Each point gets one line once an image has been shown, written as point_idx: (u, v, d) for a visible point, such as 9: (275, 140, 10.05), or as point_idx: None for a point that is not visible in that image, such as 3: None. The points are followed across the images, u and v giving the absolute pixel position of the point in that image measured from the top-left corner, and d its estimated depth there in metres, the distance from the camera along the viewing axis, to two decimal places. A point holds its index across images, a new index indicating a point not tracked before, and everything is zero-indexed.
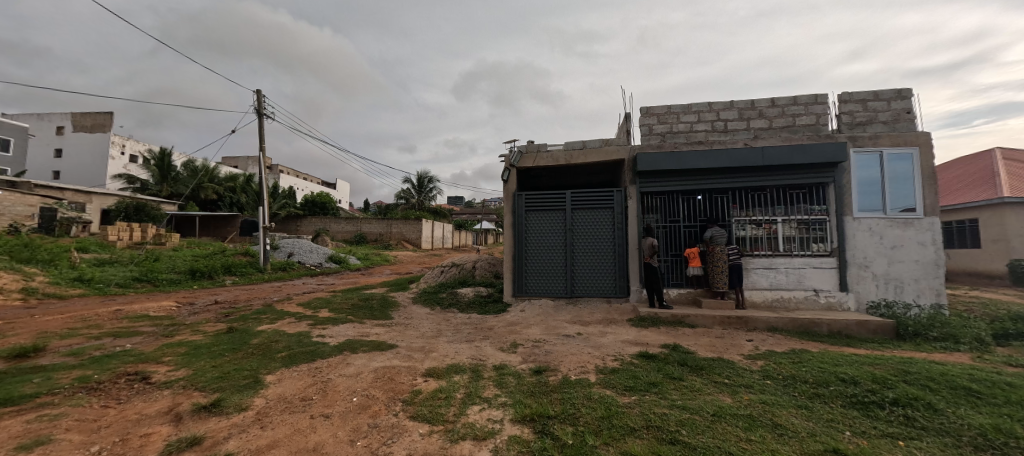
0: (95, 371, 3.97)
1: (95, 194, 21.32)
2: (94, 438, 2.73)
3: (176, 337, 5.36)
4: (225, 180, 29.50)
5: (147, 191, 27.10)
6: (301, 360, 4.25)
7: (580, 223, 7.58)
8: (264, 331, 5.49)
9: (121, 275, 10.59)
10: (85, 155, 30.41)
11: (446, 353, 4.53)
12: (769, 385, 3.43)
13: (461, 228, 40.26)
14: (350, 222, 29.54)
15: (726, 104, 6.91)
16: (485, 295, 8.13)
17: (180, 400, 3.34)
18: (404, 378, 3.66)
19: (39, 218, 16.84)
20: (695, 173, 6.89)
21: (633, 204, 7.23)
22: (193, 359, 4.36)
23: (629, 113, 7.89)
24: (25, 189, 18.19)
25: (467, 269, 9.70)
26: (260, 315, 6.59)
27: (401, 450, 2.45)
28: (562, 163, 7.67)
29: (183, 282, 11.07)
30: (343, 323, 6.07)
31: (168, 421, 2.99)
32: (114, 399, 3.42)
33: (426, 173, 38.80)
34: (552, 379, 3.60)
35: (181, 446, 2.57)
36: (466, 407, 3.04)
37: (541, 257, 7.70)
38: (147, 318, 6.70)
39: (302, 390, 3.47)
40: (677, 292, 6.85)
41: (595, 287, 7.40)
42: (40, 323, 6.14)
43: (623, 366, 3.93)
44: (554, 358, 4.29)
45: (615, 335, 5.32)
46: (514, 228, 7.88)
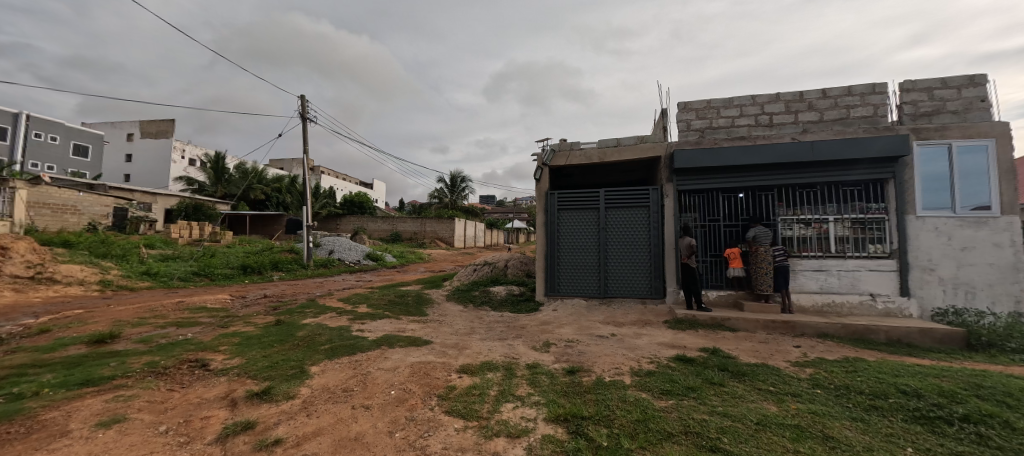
0: (162, 357, 4.34)
1: (160, 195, 23.23)
2: (162, 418, 2.98)
3: (231, 328, 5.75)
4: (272, 181, 31.29)
5: (204, 192, 29.25)
6: (342, 353, 4.44)
7: (615, 223, 7.44)
8: (308, 324, 5.79)
9: (182, 269, 11.51)
10: (151, 160, 33.23)
11: (479, 350, 4.59)
12: (819, 395, 3.23)
13: (493, 227, 40.63)
14: (386, 221, 30.52)
15: (771, 97, 6.56)
16: (517, 294, 8.16)
17: (235, 387, 3.58)
18: (438, 374, 3.74)
19: (112, 217, 18.65)
20: (737, 170, 6.59)
21: (670, 202, 7.02)
22: (245, 349, 4.67)
23: (666, 108, 7.67)
24: (102, 190, 20.13)
25: (499, 268, 9.77)
26: (305, 309, 6.94)
27: (437, 444, 2.51)
28: (595, 161, 7.55)
29: (235, 277, 11.87)
30: (381, 319, 6.28)
31: (225, 406, 3.21)
32: (178, 383, 3.73)
33: (458, 172, 39.48)
34: (585, 380, 3.55)
35: (236, 429, 2.76)
36: (500, 404, 3.06)
37: (574, 256, 7.63)
38: (205, 309, 7.24)
39: (344, 381, 3.62)
40: (717, 294, 6.57)
41: (630, 288, 7.25)
42: (116, 312, 6.78)
43: (659, 369, 3.83)
44: (588, 358, 4.23)
45: (650, 337, 5.19)
46: (547, 227, 7.85)
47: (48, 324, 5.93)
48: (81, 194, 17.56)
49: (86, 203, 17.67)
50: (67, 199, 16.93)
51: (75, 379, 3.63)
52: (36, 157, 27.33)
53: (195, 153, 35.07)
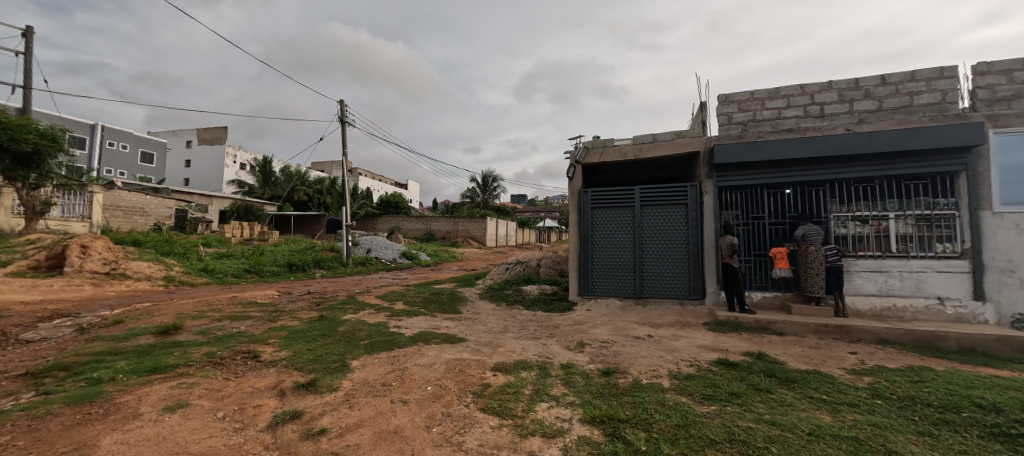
0: (219, 348, 4.67)
1: (215, 198, 24.99)
2: (219, 405, 3.20)
3: (278, 322, 6.08)
4: (314, 183, 32.84)
5: (253, 194, 31.19)
6: (380, 348, 4.58)
7: (650, 221, 7.24)
8: (349, 320, 6.03)
9: (235, 266, 12.32)
10: (207, 165, 35.83)
11: (513, 349, 4.60)
12: (879, 406, 2.99)
13: (524, 226, 40.70)
14: (420, 220, 31.25)
15: (822, 85, 6.14)
16: (550, 293, 8.10)
17: (283, 378, 3.78)
18: (473, 372, 3.78)
19: (175, 219, 20.28)
20: (783, 164, 6.23)
21: (709, 200, 6.75)
22: (292, 342, 4.92)
23: (704, 102, 7.38)
24: (165, 194, 21.93)
25: (532, 267, 9.76)
26: (345, 306, 7.22)
27: (473, 440, 2.54)
28: (630, 158, 7.37)
29: (282, 274, 12.57)
30: (417, 316, 6.43)
31: (274, 395, 3.41)
32: (233, 373, 3.99)
33: (490, 172, 39.81)
34: (622, 382, 3.47)
35: (286, 418, 2.92)
36: (534, 403, 3.05)
37: (608, 256, 7.49)
38: (255, 304, 7.71)
39: (383, 376, 3.74)
40: (762, 296, 6.25)
41: (667, 288, 7.02)
42: (178, 305, 7.36)
43: (700, 373, 3.67)
44: (624, 360, 4.13)
45: (689, 339, 5.00)
46: (580, 226, 7.75)
47: (122, 316, 6.53)
48: (148, 197, 19.20)
49: (152, 205, 19.30)
50: (136, 202, 18.57)
51: (144, 367, 3.96)
52: (111, 164, 30.22)
53: (245, 158, 37.44)
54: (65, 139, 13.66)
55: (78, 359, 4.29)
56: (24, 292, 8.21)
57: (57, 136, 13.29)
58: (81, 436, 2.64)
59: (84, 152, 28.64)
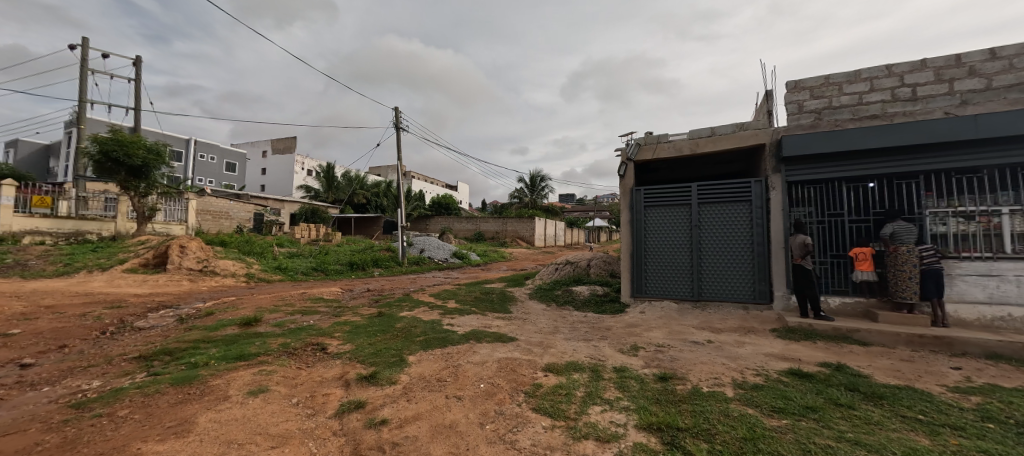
0: (292, 340, 5.11)
1: (286, 202, 27.37)
2: (293, 392, 3.50)
3: (342, 317, 6.53)
4: (371, 187, 34.80)
5: (318, 198, 33.73)
6: (435, 345, 4.75)
7: (710, 220, 6.84)
8: (405, 317, 6.34)
9: (304, 265, 13.42)
10: (279, 172, 39.35)
11: (564, 350, 4.55)
12: (993, 431, 2.58)
13: (573, 226, 40.27)
14: (470, 221, 31.97)
15: (914, 64, 5.43)
16: (602, 294, 7.93)
17: (348, 369, 4.06)
18: (525, 371, 3.80)
19: (253, 221, 22.50)
20: (866, 155, 5.60)
21: (776, 196, 6.25)
22: (355, 337, 5.26)
23: (770, 90, 6.84)
24: (245, 199, 24.42)
25: (582, 267, 9.61)
26: (401, 303, 7.59)
27: (525, 440, 2.55)
28: (686, 153, 7.00)
29: (345, 272, 13.48)
30: (469, 314, 6.58)
31: (340, 385, 3.66)
32: (305, 362, 4.34)
33: (537, 172, 39.83)
34: (680, 389, 3.30)
35: (351, 407, 3.13)
36: (587, 406, 3.00)
37: (663, 256, 7.17)
38: (323, 300, 8.34)
39: (438, 372, 3.87)
40: (841, 301, 5.63)
41: (729, 291, 6.58)
42: (257, 300, 8.17)
43: (768, 383, 3.40)
44: (681, 365, 3.94)
45: (755, 347, 4.65)
46: (632, 225, 7.51)
47: (214, 308, 7.37)
48: (231, 202, 21.48)
49: (235, 209, 21.59)
50: (222, 207, 20.87)
51: (231, 354, 4.43)
52: (202, 174, 34.25)
53: (311, 165, 40.55)
54: (168, 153, 15.70)
55: (180, 345, 4.90)
56: (138, 286, 9.55)
57: (161, 151, 15.31)
58: (183, 413, 3.01)
59: (181, 164, 32.71)
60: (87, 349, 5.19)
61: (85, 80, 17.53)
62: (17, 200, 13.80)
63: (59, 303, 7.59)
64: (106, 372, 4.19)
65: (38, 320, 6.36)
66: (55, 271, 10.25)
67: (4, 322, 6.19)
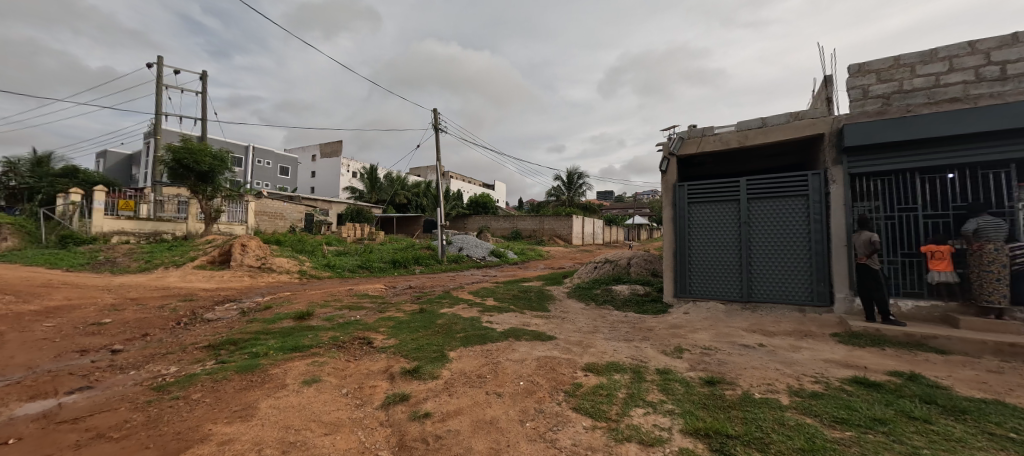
0: (341, 333, 5.40)
1: (334, 203, 28.90)
2: (343, 383, 3.70)
3: (387, 312, 6.80)
4: (411, 187, 35.92)
5: (363, 199, 35.31)
6: (474, 342, 4.83)
7: (760, 216, 6.45)
8: (445, 313, 6.50)
9: (351, 262, 14.11)
10: (327, 175, 41.57)
11: (604, 350, 4.48)
12: None
13: (611, 224, 39.47)
14: (507, 219, 32.17)
15: (1003, 40, 4.83)
16: (643, 294, 7.70)
17: (392, 363, 4.22)
18: (564, 370, 3.77)
19: (305, 221, 23.96)
20: (945, 143, 5.04)
21: (837, 190, 5.78)
22: (398, 332, 5.47)
23: (830, 76, 6.33)
24: (298, 200, 26.05)
25: (622, 266, 9.38)
26: (442, 300, 7.80)
27: (566, 439, 2.53)
28: (734, 146, 6.64)
29: (388, 269, 14.03)
30: (507, 312, 6.64)
31: (386, 378, 3.81)
32: (353, 355, 4.57)
33: (575, 169, 39.34)
34: (729, 394, 3.14)
35: (396, 400, 3.25)
36: (629, 408, 2.93)
37: (709, 255, 6.85)
38: (368, 296, 8.73)
39: (478, 368, 3.93)
40: (914, 305, 5.09)
41: (782, 292, 6.18)
42: (310, 295, 8.70)
43: (829, 392, 3.16)
44: (730, 369, 3.74)
45: (813, 352, 4.33)
46: (675, 222, 7.23)
47: (271, 302, 7.94)
48: (285, 204, 22.99)
49: (288, 210, 23.09)
50: (277, 208, 22.40)
51: (288, 345, 4.75)
52: (259, 178, 36.93)
53: (355, 167, 42.49)
54: (230, 159, 17.05)
55: (242, 336, 5.32)
56: (206, 281, 10.48)
57: (224, 158, 16.65)
58: (247, 398, 3.27)
59: (241, 169, 35.43)
60: (165, 337, 5.76)
61: (160, 95, 19.42)
62: (107, 204, 15.55)
63: (142, 296, 8.49)
64: (181, 358, 4.64)
65: (125, 310, 7.14)
66: (138, 267, 11.46)
67: (99, 312, 7.01)
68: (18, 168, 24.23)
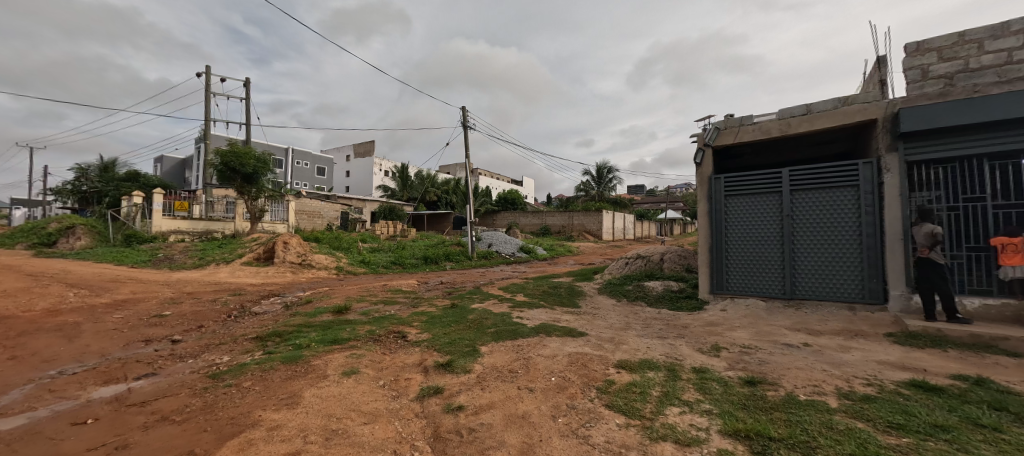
0: (377, 327, 5.60)
1: (367, 202, 29.88)
2: (380, 374, 3.84)
3: (420, 307, 6.99)
4: (441, 184, 36.53)
5: (394, 197, 36.27)
6: (505, 337, 4.87)
7: (805, 208, 6.10)
8: (476, 309, 6.59)
9: (384, 259, 14.56)
10: (361, 174, 42.97)
11: (637, 347, 4.40)
12: None
13: (643, 218, 38.59)
14: (536, 215, 32.10)
15: None
16: (677, 290, 7.49)
17: (426, 357, 4.33)
18: (597, 367, 3.74)
19: (341, 219, 24.91)
20: (1019, 125, 4.58)
21: (892, 180, 5.38)
22: (431, 326, 5.60)
23: (883, 56, 5.89)
24: (334, 199, 27.13)
25: (654, 262, 9.16)
26: (473, 296, 7.91)
27: (599, 436, 2.51)
28: (775, 135, 6.31)
29: (420, 266, 14.36)
30: (538, 308, 6.66)
31: (420, 371, 3.92)
32: (388, 348, 4.73)
33: (604, 164, 38.65)
34: (771, 395, 3.00)
35: (430, 392, 3.34)
36: (664, 407, 2.87)
37: (748, 250, 6.56)
38: (401, 291, 8.99)
39: (509, 363, 3.97)
40: (981, 304, 4.69)
41: (830, 289, 5.83)
42: (347, 290, 9.07)
43: (883, 395, 2.96)
44: (772, 370, 3.58)
45: (865, 353, 4.06)
46: (711, 216, 6.98)
47: (312, 297, 8.35)
48: (322, 203, 24.00)
49: (325, 209, 24.08)
50: (315, 207, 23.42)
51: (328, 338, 4.98)
52: (298, 178, 38.73)
53: (387, 166, 43.69)
54: (272, 161, 17.95)
55: (287, 328, 5.63)
56: (252, 277, 11.14)
57: (267, 160, 17.56)
58: (292, 388, 3.46)
59: (281, 170, 37.28)
60: (218, 329, 6.19)
61: (209, 102, 20.71)
62: (164, 205, 16.83)
63: (197, 290, 9.16)
64: (233, 349, 4.97)
65: (183, 304, 7.72)
66: (192, 263, 12.35)
67: (160, 305, 7.63)
68: (89, 174, 26.66)
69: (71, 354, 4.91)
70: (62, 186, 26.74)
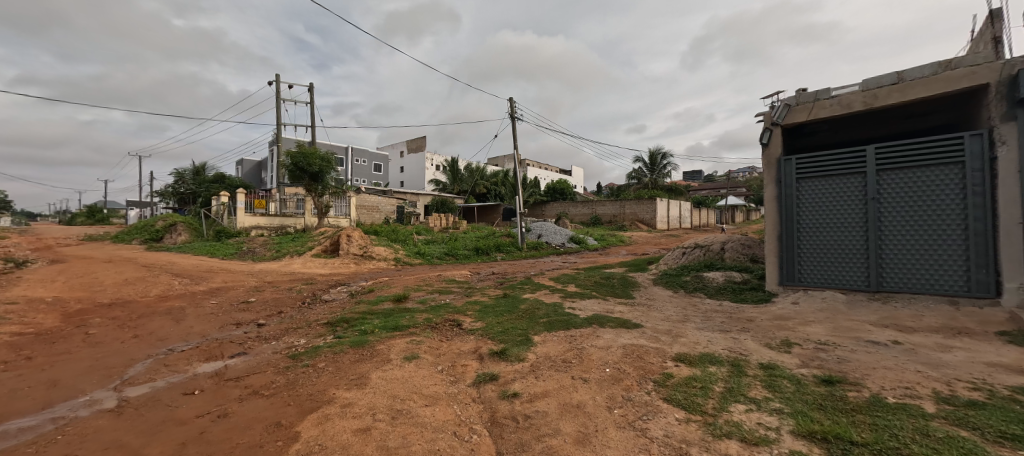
0: (434, 315, 5.86)
1: (421, 196, 31.13)
2: (438, 360, 4.04)
3: (473, 297, 7.20)
4: (490, 177, 37.04)
5: (445, 190, 37.40)
6: (558, 327, 4.89)
7: (895, 190, 5.42)
8: (527, 299, 6.67)
9: (438, 250, 15.13)
10: (414, 169, 44.76)
11: (696, 340, 4.21)
12: None
13: (701, 206, 36.45)
14: (586, 205, 31.50)
15: None
16: (740, 282, 7.02)
17: (481, 344, 4.47)
18: (653, 359, 3.64)
19: (397, 213, 26.23)
20: None
21: (1009, 154, 4.62)
22: (485, 315, 5.76)
23: (997, 9, 5.04)
24: (390, 194, 28.59)
25: (714, 252, 8.65)
26: (524, 286, 8.00)
27: (657, 429, 2.46)
28: (858, 109, 5.64)
29: (471, 256, 14.76)
30: (590, 299, 6.58)
31: (475, 358, 4.06)
32: (445, 336, 4.94)
33: (658, 150, 36.91)
34: (853, 396, 2.74)
35: (485, 379, 3.46)
36: (727, 403, 2.73)
37: (825, 238, 5.98)
38: (455, 281, 9.31)
39: (563, 353, 3.98)
40: None
41: (927, 281, 5.15)
42: (405, 280, 9.58)
43: (995, 402, 2.58)
44: (853, 368, 3.26)
45: (972, 353, 3.55)
46: (780, 202, 6.44)
47: (374, 286, 8.93)
48: (380, 198, 25.40)
49: (383, 204, 25.49)
50: (374, 202, 24.83)
51: (390, 325, 5.31)
52: (357, 175, 41.25)
53: (438, 160, 45.08)
54: (334, 159, 19.25)
55: (353, 315, 6.07)
56: (322, 268, 12.14)
57: (330, 159, 18.85)
58: (360, 370, 3.74)
59: (342, 168, 39.91)
60: (295, 314, 6.84)
61: (279, 108, 22.58)
62: (246, 204, 18.76)
63: (276, 279, 10.17)
64: (308, 332, 5.46)
65: (265, 291, 8.62)
66: (271, 255, 13.69)
67: (247, 292, 8.58)
68: (185, 178, 30.45)
69: (180, 334, 5.69)
70: (165, 189, 30.78)
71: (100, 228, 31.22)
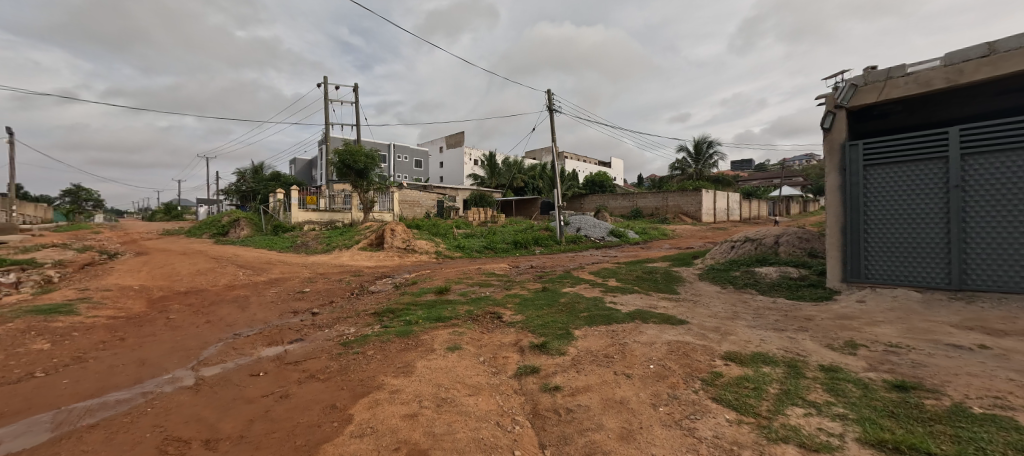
0: (475, 307, 5.97)
1: (459, 190, 31.70)
2: (480, 351, 4.13)
3: (512, 290, 7.27)
4: (527, 170, 36.98)
5: (483, 185, 37.80)
6: (599, 321, 4.83)
7: (983, 176, 4.83)
8: (567, 292, 6.64)
9: (477, 243, 15.37)
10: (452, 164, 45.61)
11: (748, 339, 4.00)
12: None
13: (750, 197, 34.40)
14: (627, 198, 30.71)
15: None
16: (797, 278, 6.57)
17: (521, 337, 4.51)
18: (700, 357, 3.50)
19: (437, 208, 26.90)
20: None
21: None
22: (525, 308, 5.79)
23: None
24: (430, 189, 29.35)
25: (767, 246, 8.15)
26: (563, 280, 7.95)
27: (706, 430, 2.36)
28: (938, 87, 5.07)
29: (510, 250, 14.87)
30: (631, 293, 6.43)
31: (516, 350, 4.11)
32: (486, 328, 5.03)
33: (704, 138, 35.15)
34: (931, 404, 2.49)
35: (526, 371, 3.49)
36: (784, 406, 2.58)
37: (896, 230, 5.45)
38: (494, 275, 9.43)
39: (605, 348, 3.93)
40: None
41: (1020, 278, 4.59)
42: (446, 273, 9.84)
43: None
44: (931, 374, 2.96)
45: None
46: (844, 191, 5.92)
47: (417, 278, 9.25)
48: (420, 193, 26.18)
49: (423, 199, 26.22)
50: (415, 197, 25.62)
51: (433, 316, 5.48)
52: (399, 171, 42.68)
53: (475, 155, 45.60)
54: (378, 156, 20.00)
55: (398, 306, 6.33)
56: (368, 260, 12.73)
57: (374, 156, 19.61)
58: (406, 358, 3.90)
59: (385, 164, 41.46)
60: (345, 304, 7.24)
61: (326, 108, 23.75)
62: (299, 200, 20.01)
63: (327, 271, 10.81)
64: (357, 322, 5.77)
65: (317, 282, 9.20)
66: (322, 248, 14.55)
67: (302, 283, 9.19)
68: (246, 177, 32.99)
69: (245, 320, 6.20)
70: (229, 187, 33.50)
71: (175, 223, 34.67)
